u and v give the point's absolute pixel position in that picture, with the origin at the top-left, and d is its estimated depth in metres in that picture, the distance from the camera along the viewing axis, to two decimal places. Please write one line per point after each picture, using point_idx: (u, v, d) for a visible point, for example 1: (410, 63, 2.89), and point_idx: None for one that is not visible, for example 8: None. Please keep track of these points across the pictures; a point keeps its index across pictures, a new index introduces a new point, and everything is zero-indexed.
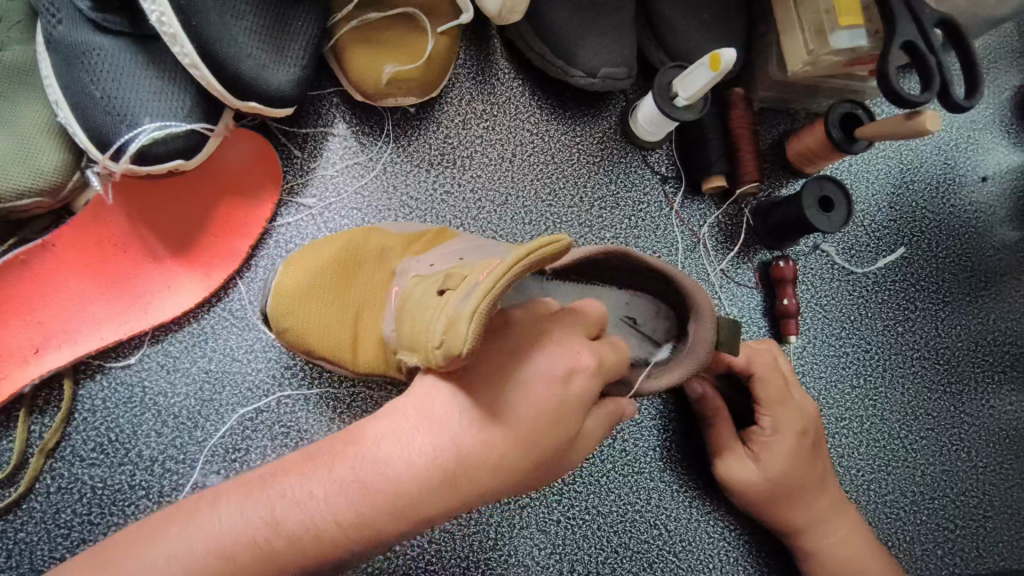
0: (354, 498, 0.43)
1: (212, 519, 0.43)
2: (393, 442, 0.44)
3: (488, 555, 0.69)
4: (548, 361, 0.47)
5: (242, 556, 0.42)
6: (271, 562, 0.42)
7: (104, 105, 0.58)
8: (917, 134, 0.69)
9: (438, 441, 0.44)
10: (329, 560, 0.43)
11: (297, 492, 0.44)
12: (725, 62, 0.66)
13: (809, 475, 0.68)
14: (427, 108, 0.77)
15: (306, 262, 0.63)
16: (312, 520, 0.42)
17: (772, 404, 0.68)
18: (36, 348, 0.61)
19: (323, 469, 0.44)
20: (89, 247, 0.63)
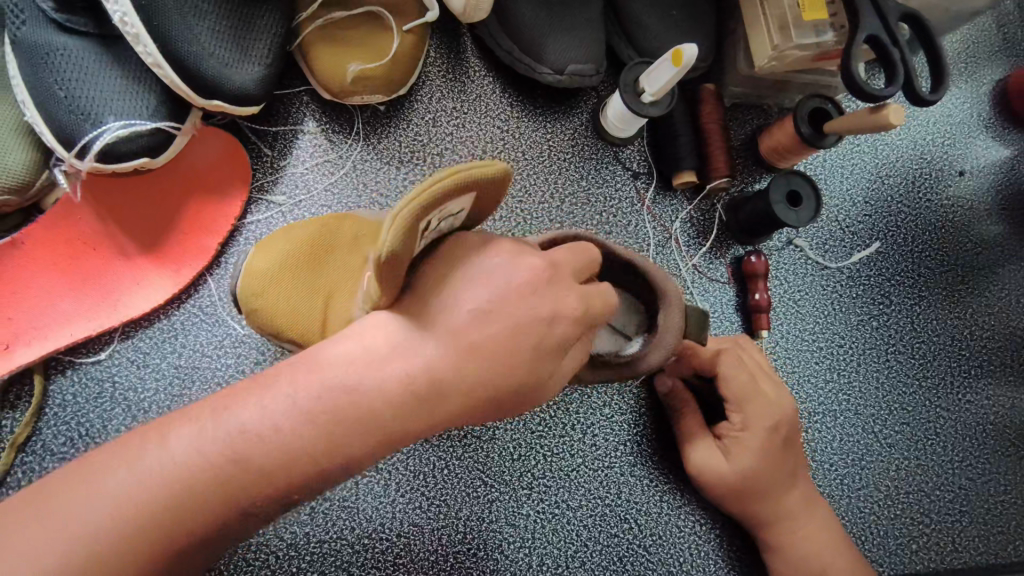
0: (302, 428, 0.42)
1: (160, 454, 0.44)
2: (316, 376, 0.43)
3: (457, 549, 0.69)
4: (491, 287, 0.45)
5: (202, 478, 0.42)
6: (232, 476, 0.42)
7: (68, 104, 0.59)
8: (882, 128, 0.69)
9: (380, 377, 0.43)
10: (292, 469, 0.42)
11: (239, 418, 0.43)
12: (686, 59, 0.66)
13: (779, 473, 0.68)
14: (397, 107, 0.78)
15: (278, 244, 0.63)
16: (272, 440, 0.42)
17: (742, 403, 0.68)
18: (7, 344, 0.62)
19: (280, 389, 0.44)
20: (60, 245, 0.65)
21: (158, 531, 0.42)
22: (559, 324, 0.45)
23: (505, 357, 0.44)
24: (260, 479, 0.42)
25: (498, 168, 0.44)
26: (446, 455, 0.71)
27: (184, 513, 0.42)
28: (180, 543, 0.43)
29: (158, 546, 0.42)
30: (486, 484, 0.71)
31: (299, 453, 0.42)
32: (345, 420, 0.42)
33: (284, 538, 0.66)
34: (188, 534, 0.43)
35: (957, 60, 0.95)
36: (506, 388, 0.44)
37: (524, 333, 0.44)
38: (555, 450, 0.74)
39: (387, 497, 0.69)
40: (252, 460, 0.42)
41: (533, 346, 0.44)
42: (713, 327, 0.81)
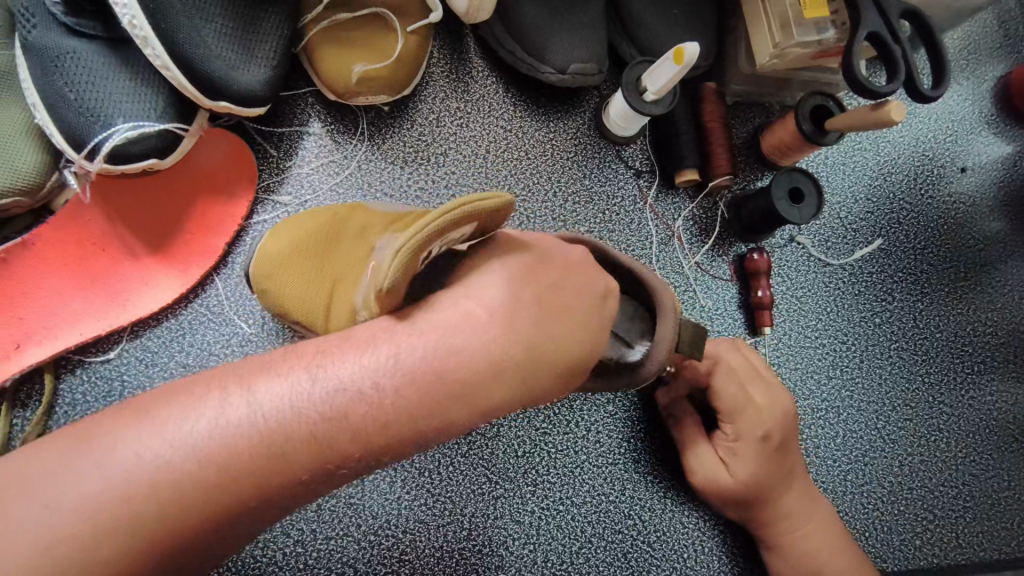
0: (383, 399, 0.42)
1: (220, 415, 0.41)
2: (380, 355, 0.43)
3: (463, 545, 0.70)
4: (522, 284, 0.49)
5: (270, 442, 0.41)
6: (304, 446, 0.41)
7: (78, 107, 0.60)
8: (884, 125, 0.70)
9: (455, 354, 0.44)
10: (357, 439, 0.42)
11: (315, 381, 0.43)
12: (688, 56, 0.66)
13: (778, 478, 0.68)
14: (401, 107, 0.78)
15: (286, 235, 0.63)
16: (355, 402, 0.42)
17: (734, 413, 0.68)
18: (17, 344, 0.63)
19: (359, 353, 0.43)
20: (69, 246, 0.66)
21: (183, 510, 0.39)
22: (606, 300, 0.52)
23: (577, 328, 0.49)
24: (304, 461, 0.41)
25: (496, 201, 0.47)
26: (451, 451, 0.72)
27: (214, 493, 0.40)
28: (225, 514, 0.41)
29: (193, 516, 0.40)
30: (491, 481, 0.72)
31: (356, 437, 0.42)
32: (421, 399, 0.43)
33: (291, 534, 0.67)
34: (211, 517, 0.40)
35: (959, 57, 0.96)
36: (581, 357, 0.49)
37: (585, 307, 0.50)
38: (560, 447, 0.74)
39: (394, 494, 0.70)
40: (301, 442, 0.41)
41: (593, 318, 0.50)
42: (716, 324, 0.81)
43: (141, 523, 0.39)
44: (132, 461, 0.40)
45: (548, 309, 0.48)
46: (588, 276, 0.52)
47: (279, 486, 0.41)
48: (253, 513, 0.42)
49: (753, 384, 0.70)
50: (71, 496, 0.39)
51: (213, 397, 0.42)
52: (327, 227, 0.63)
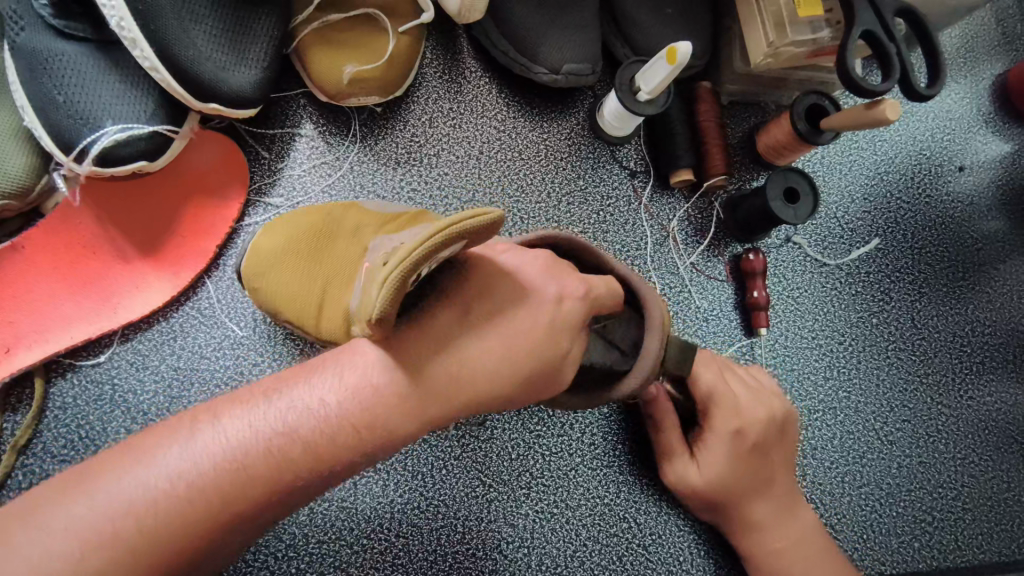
0: (351, 415, 0.47)
1: (200, 441, 0.45)
2: (332, 380, 0.48)
3: (456, 549, 0.69)
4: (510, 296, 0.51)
5: (250, 461, 0.45)
6: (280, 464, 0.45)
7: (67, 109, 0.60)
8: (879, 123, 0.69)
9: (422, 375, 0.48)
10: (336, 456, 0.47)
11: (286, 404, 0.47)
12: (681, 55, 0.66)
13: (750, 477, 0.67)
14: (394, 108, 0.78)
15: (271, 235, 0.63)
16: (325, 421, 0.47)
17: (710, 408, 0.68)
18: (7, 348, 0.63)
19: (328, 377, 0.49)
20: (59, 249, 0.65)
21: (164, 540, 0.43)
22: (565, 305, 0.52)
23: (525, 336, 0.50)
24: (271, 484, 0.45)
25: (490, 218, 0.45)
26: (444, 455, 0.71)
27: (192, 522, 0.43)
28: (213, 530, 0.44)
29: (183, 535, 0.43)
30: (485, 484, 0.71)
31: (315, 456, 0.46)
32: (371, 415, 0.47)
33: (283, 539, 0.67)
34: (191, 544, 0.44)
35: (956, 55, 0.95)
36: (532, 364, 0.50)
37: (536, 316, 0.51)
38: (554, 450, 0.74)
39: (387, 497, 0.69)
40: (267, 465, 0.45)
41: (548, 325, 0.51)
42: (712, 325, 0.81)
43: (126, 555, 0.41)
44: (120, 489, 0.43)
45: (494, 321, 0.50)
46: (543, 282, 0.52)
47: (250, 510, 0.45)
48: (229, 539, 0.46)
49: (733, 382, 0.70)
50: (55, 533, 0.41)
51: (183, 433, 0.46)
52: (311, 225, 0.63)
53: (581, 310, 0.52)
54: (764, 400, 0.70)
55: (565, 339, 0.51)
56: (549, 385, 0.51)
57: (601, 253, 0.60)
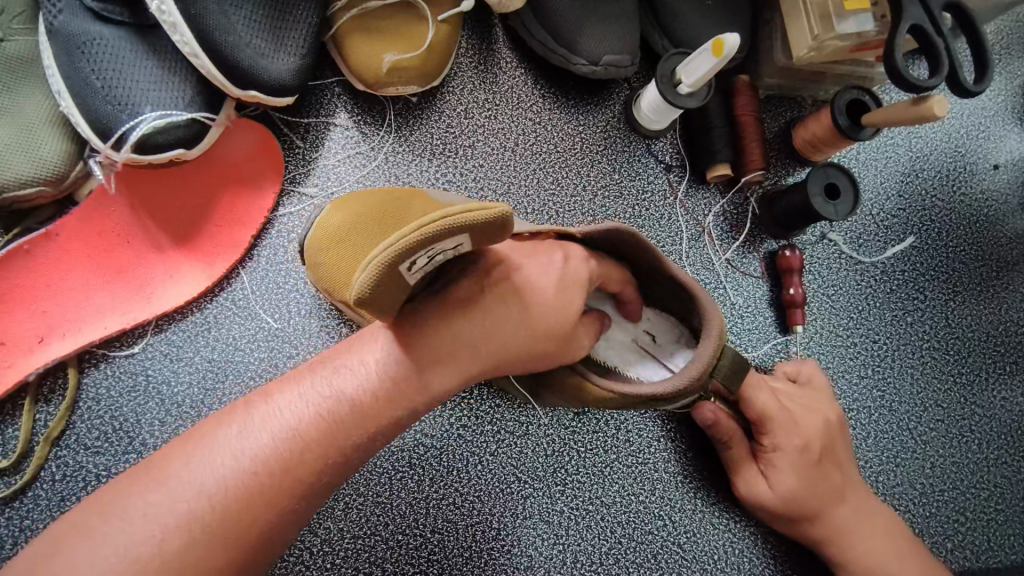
0: (390, 375, 0.51)
1: (257, 420, 0.51)
2: (371, 349, 0.53)
3: (492, 545, 0.69)
4: (527, 271, 0.54)
5: (305, 429, 0.50)
6: (332, 427, 0.50)
7: (104, 95, 0.59)
8: (925, 120, 0.68)
9: (447, 340, 0.52)
10: (382, 414, 0.51)
11: (328, 377, 0.53)
12: (729, 47, 0.64)
13: (820, 492, 0.66)
14: (429, 98, 0.77)
15: (345, 210, 0.59)
16: (367, 383, 0.52)
17: (767, 422, 0.66)
18: (41, 337, 0.62)
19: (362, 348, 0.54)
20: (91, 237, 0.64)
21: (239, 514, 0.47)
22: (571, 264, 0.55)
23: (543, 295, 0.53)
24: (328, 448, 0.50)
25: (439, 225, 0.43)
26: (480, 450, 0.71)
27: (260, 495, 0.48)
28: (281, 497, 0.49)
29: (257, 506, 0.48)
30: (520, 480, 0.71)
31: (364, 417, 0.51)
32: (412, 372, 0.51)
33: (318, 534, 0.66)
34: (264, 517, 0.48)
35: (992, 51, 0.93)
36: (556, 322, 0.53)
37: (548, 276, 0.54)
38: (588, 447, 0.73)
39: (422, 493, 0.69)
40: (320, 429, 0.50)
41: (558, 283, 0.54)
42: (747, 322, 0.80)
43: (205, 533, 0.46)
44: (194, 472, 0.48)
45: (505, 286, 0.53)
46: (547, 253, 0.56)
47: (312, 474, 0.50)
48: (298, 507, 0.50)
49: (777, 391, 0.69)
50: (139, 520, 0.46)
51: (242, 415, 0.52)
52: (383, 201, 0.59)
53: (586, 268, 0.56)
54: (816, 412, 0.69)
55: (577, 294, 0.54)
56: (571, 347, 0.54)
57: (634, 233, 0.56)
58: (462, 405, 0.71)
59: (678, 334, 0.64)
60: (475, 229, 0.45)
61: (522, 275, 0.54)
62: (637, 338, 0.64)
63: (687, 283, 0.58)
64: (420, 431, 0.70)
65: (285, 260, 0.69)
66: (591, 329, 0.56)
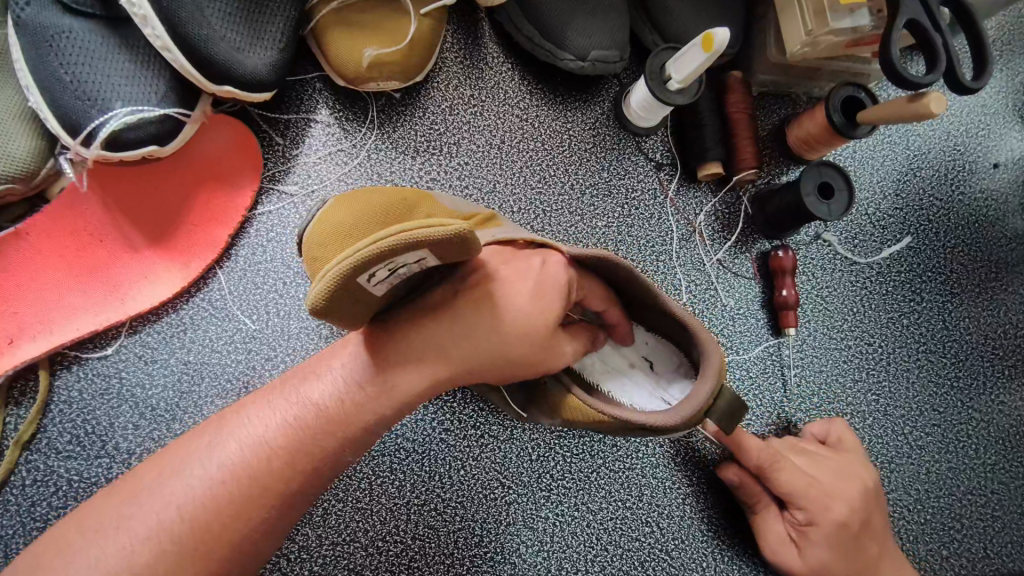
0: (359, 382, 0.50)
1: (228, 431, 0.50)
2: (341, 356, 0.52)
3: (474, 552, 0.67)
4: (505, 279, 0.51)
5: (273, 437, 0.49)
6: (300, 434, 0.49)
7: (74, 90, 0.57)
8: (920, 118, 0.66)
9: (415, 346, 0.50)
10: (352, 421, 0.50)
11: (298, 386, 0.52)
12: (718, 43, 0.63)
13: (858, 568, 0.64)
14: (413, 94, 0.75)
15: (351, 209, 0.54)
16: (335, 389, 0.50)
17: (799, 496, 0.64)
18: (10, 339, 0.61)
19: (332, 356, 0.53)
20: (64, 237, 0.63)
21: (210, 526, 0.46)
22: (549, 267, 0.52)
23: (518, 300, 0.50)
24: (300, 455, 0.49)
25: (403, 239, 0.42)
26: (463, 455, 0.69)
27: (230, 504, 0.47)
28: (250, 507, 0.47)
29: (225, 517, 0.47)
30: (504, 486, 0.69)
31: (335, 423, 0.50)
32: (382, 377, 0.50)
33: (296, 540, 0.64)
34: (236, 528, 0.47)
35: (993, 46, 0.91)
36: (533, 330, 0.50)
37: (524, 281, 0.51)
38: (574, 451, 0.71)
39: (403, 498, 0.67)
40: (288, 435, 0.49)
41: (535, 290, 0.51)
42: (739, 324, 0.78)
43: (174, 545, 0.45)
44: (165, 485, 0.48)
45: (481, 290, 0.50)
46: (527, 258, 0.53)
47: (283, 483, 0.48)
48: (273, 519, 0.48)
49: (807, 458, 0.67)
50: (110, 533, 0.46)
51: (213, 428, 0.51)
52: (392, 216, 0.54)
53: (566, 273, 0.52)
54: (855, 483, 0.66)
55: (556, 300, 0.51)
56: (551, 357, 0.51)
57: (624, 264, 0.54)
58: (445, 410, 0.70)
59: (679, 364, 0.60)
60: (437, 246, 0.43)
61: (498, 285, 0.51)
62: (636, 363, 0.61)
63: (683, 316, 0.55)
64: (401, 434, 0.69)
65: (264, 259, 0.68)
66: (576, 339, 0.54)
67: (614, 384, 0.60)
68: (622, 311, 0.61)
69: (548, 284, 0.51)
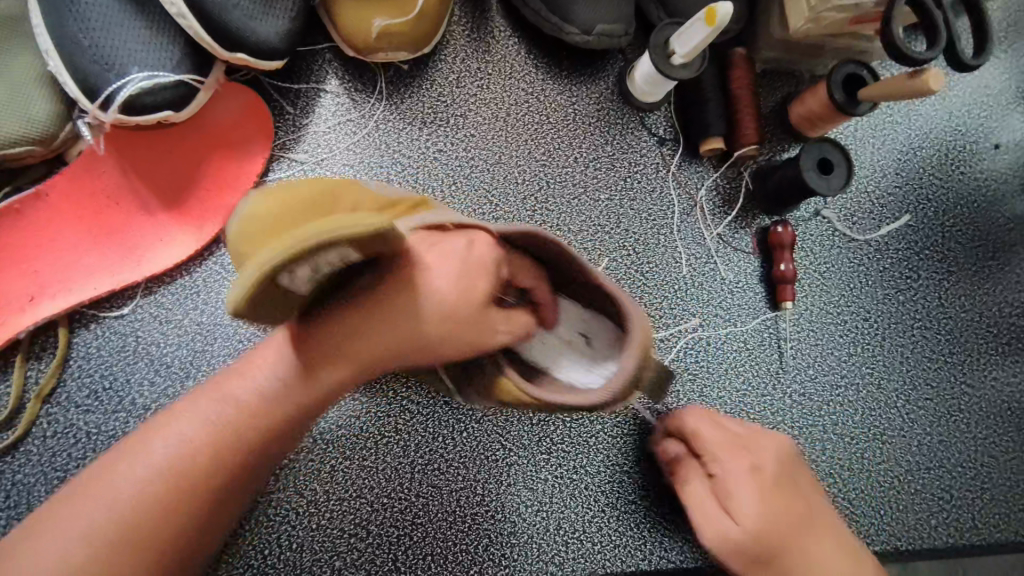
0: (285, 382, 0.53)
1: (159, 434, 0.51)
2: (267, 354, 0.54)
3: (475, 510, 0.69)
4: (430, 262, 0.54)
5: (203, 436, 0.51)
6: (234, 431, 0.52)
7: (92, 54, 0.59)
8: (919, 94, 0.67)
9: (342, 330, 0.53)
10: (283, 416, 0.53)
11: (223, 385, 0.54)
12: (721, 17, 0.63)
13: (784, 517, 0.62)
14: (420, 67, 0.76)
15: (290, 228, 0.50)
16: (263, 388, 0.53)
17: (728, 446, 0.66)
18: (31, 297, 0.63)
19: (256, 356, 0.55)
20: (83, 200, 0.65)
21: (150, 522, 0.49)
22: (474, 248, 0.54)
23: (439, 280, 0.53)
24: (234, 453, 0.52)
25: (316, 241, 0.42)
26: (465, 417, 0.71)
27: (167, 505, 0.49)
28: (188, 506, 0.50)
29: (167, 518, 0.49)
30: (505, 448, 0.71)
31: (265, 417, 0.53)
32: (309, 368, 0.53)
33: (305, 495, 0.67)
34: (176, 527, 0.50)
35: (997, 28, 0.91)
36: (461, 308, 0.53)
37: (446, 263, 0.54)
38: (574, 416, 0.73)
39: (407, 458, 0.70)
40: (220, 434, 0.51)
41: (460, 266, 0.54)
42: (737, 297, 0.80)
43: (119, 549, 0.48)
44: (101, 490, 0.49)
45: (400, 269, 0.53)
46: (448, 241, 0.55)
47: (219, 477, 0.51)
48: (212, 514, 0.52)
49: (744, 454, 0.65)
50: (54, 540, 0.47)
51: (144, 433, 0.52)
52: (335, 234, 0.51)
53: (488, 252, 0.55)
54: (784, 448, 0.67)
55: (486, 278, 0.54)
56: (477, 333, 0.53)
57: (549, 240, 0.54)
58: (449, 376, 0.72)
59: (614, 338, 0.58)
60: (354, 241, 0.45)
61: (421, 271, 0.53)
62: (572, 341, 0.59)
63: (606, 286, 0.54)
64: (405, 396, 0.71)
65: None
66: (516, 323, 0.56)
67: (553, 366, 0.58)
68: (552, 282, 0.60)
69: (477, 270, 0.54)
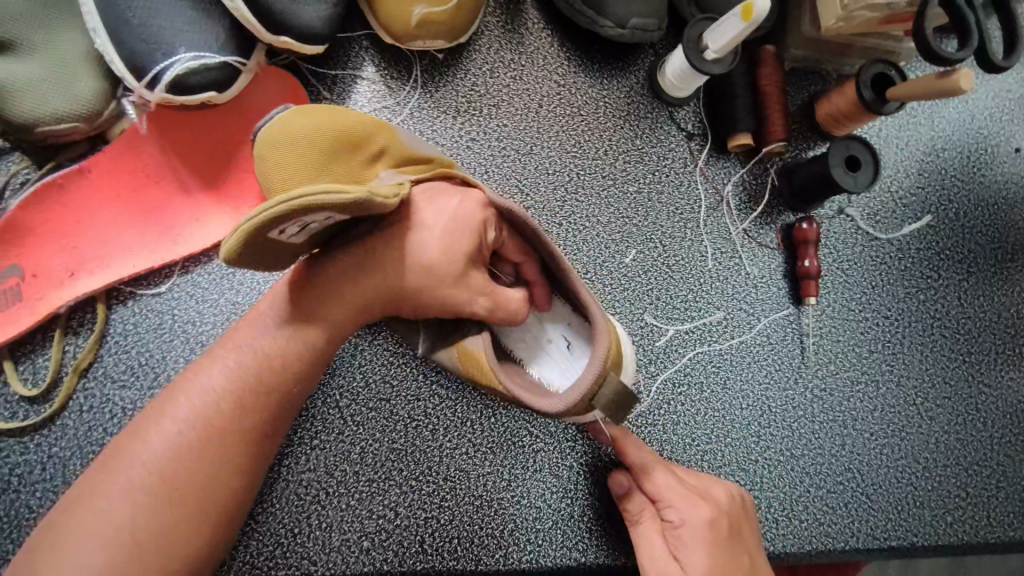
0: (293, 327, 0.55)
1: (180, 394, 0.54)
2: (271, 304, 0.56)
3: (501, 495, 0.70)
4: (425, 220, 0.56)
5: (222, 385, 0.53)
6: (254, 378, 0.54)
7: (140, 32, 0.59)
8: (952, 94, 0.69)
9: (340, 276, 0.54)
10: (297, 359, 0.55)
11: (235, 340, 0.56)
12: (758, 11, 0.64)
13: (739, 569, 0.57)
14: (455, 56, 0.77)
15: (301, 157, 0.53)
16: (272, 336, 0.55)
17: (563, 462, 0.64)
18: (71, 272, 0.64)
19: (260, 310, 0.57)
20: (123, 177, 0.66)
21: (184, 476, 0.51)
22: (465, 207, 0.56)
23: (430, 237, 0.55)
24: (251, 403, 0.54)
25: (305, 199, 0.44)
26: (493, 403, 0.72)
27: (194, 453, 0.52)
28: (217, 455, 0.52)
29: (198, 466, 0.51)
30: (531, 434, 0.72)
31: (278, 360, 0.54)
32: (310, 307, 0.55)
33: (334, 475, 0.68)
34: (206, 477, 0.52)
35: None
36: (442, 267, 0.55)
37: (437, 221, 0.56)
38: None
39: (436, 442, 0.70)
40: (236, 383, 0.54)
41: (448, 224, 0.56)
42: (761, 292, 0.81)
43: (156, 501, 0.50)
44: (134, 449, 0.52)
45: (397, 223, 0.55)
46: (443, 196, 0.57)
47: (241, 424, 0.53)
48: (241, 463, 0.54)
49: (701, 501, 0.61)
50: (99, 500, 0.50)
51: (164, 395, 0.54)
52: (349, 177, 0.55)
53: (480, 212, 0.57)
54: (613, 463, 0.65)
55: (468, 239, 0.55)
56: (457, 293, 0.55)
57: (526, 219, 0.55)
58: None
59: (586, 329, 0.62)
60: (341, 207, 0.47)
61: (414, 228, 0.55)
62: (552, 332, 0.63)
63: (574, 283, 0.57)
64: (435, 381, 0.72)
65: None
66: (495, 296, 0.57)
67: (531, 358, 0.63)
68: (539, 268, 0.63)
69: (462, 228, 0.56)
